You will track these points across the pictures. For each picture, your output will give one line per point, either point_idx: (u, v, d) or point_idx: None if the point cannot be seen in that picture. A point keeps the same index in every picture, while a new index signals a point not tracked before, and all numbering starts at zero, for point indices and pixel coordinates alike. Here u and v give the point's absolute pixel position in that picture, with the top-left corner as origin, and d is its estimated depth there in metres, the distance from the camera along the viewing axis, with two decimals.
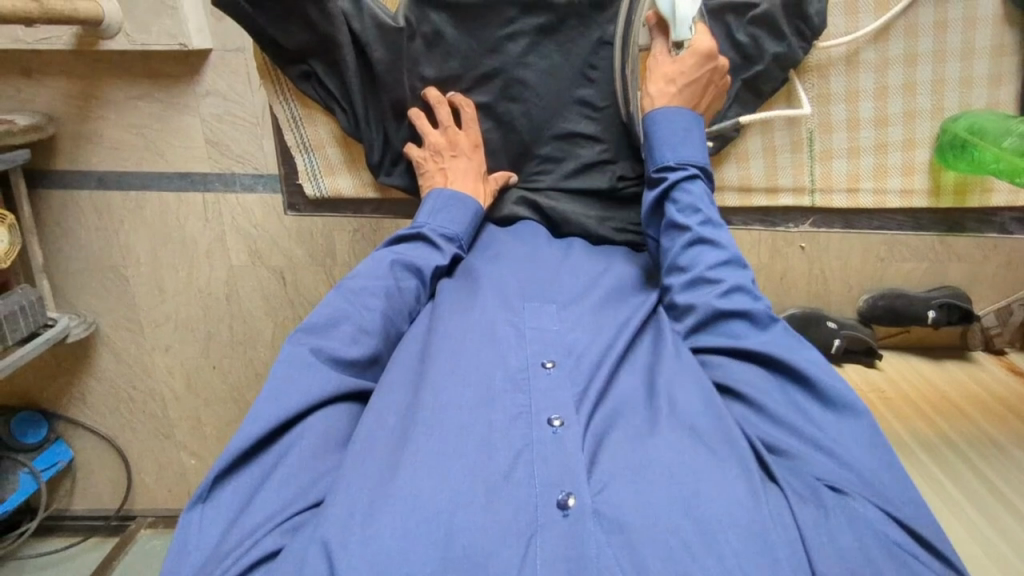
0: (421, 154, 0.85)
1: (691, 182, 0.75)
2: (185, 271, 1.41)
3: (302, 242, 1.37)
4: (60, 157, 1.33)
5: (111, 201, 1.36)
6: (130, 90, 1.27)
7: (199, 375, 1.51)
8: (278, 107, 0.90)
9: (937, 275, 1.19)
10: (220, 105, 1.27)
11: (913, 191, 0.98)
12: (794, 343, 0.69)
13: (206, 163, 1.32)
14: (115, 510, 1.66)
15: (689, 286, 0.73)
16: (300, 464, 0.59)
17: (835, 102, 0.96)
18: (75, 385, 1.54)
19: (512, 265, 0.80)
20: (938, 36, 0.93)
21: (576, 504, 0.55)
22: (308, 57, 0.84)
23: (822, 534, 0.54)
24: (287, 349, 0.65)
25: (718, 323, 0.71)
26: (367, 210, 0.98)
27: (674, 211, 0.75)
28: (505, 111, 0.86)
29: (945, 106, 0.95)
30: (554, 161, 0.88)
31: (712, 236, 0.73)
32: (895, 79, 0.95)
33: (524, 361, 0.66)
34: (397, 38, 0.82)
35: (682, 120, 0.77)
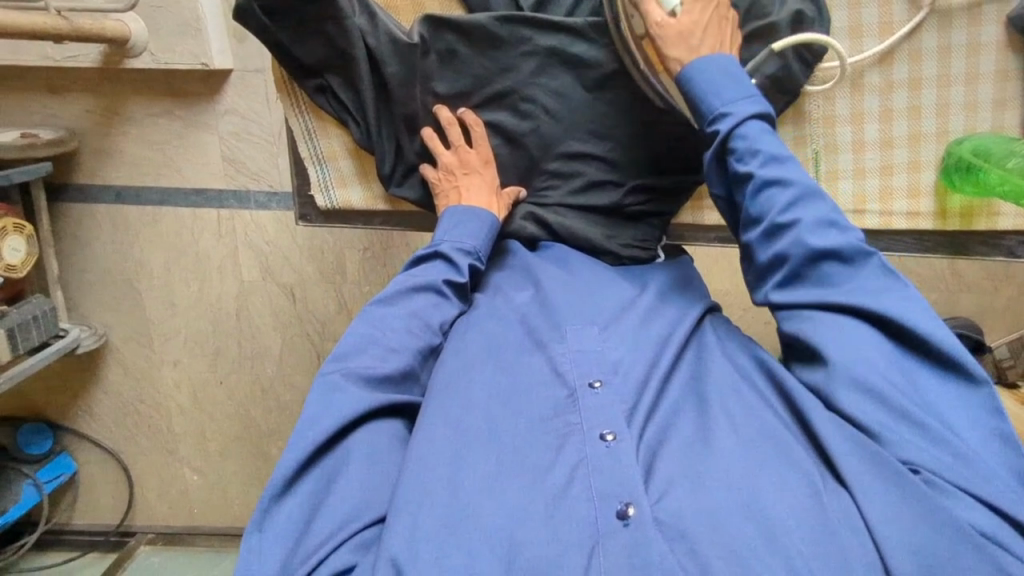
0: (434, 175, 0.85)
1: (753, 117, 0.70)
2: (197, 284, 1.43)
3: (313, 259, 1.40)
4: (81, 170, 1.36)
5: (127, 215, 1.38)
6: (151, 107, 1.31)
7: (206, 390, 1.51)
8: (293, 120, 0.90)
9: (949, 306, 1.25)
10: (238, 123, 1.31)
11: (919, 214, 0.92)
12: (883, 285, 0.65)
13: (223, 179, 1.35)
14: (115, 525, 1.64)
15: (766, 236, 0.69)
16: (356, 480, 0.59)
17: (839, 126, 0.91)
18: (83, 396, 1.55)
19: (554, 284, 0.80)
20: (940, 61, 0.88)
21: (636, 512, 0.56)
22: (324, 70, 0.85)
23: (890, 517, 0.55)
24: (322, 378, 0.65)
25: (801, 262, 0.67)
26: (377, 221, 0.96)
27: (735, 161, 0.71)
28: (515, 128, 0.86)
29: (950, 130, 0.90)
30: (563, 176, 0.87)
31: (783, 175, 0.69)
32: (898, 103, 0.90)
33: (570, 384, 0.67)
34: (412, 55, 0.83)
35: (731, 66, 0.72)
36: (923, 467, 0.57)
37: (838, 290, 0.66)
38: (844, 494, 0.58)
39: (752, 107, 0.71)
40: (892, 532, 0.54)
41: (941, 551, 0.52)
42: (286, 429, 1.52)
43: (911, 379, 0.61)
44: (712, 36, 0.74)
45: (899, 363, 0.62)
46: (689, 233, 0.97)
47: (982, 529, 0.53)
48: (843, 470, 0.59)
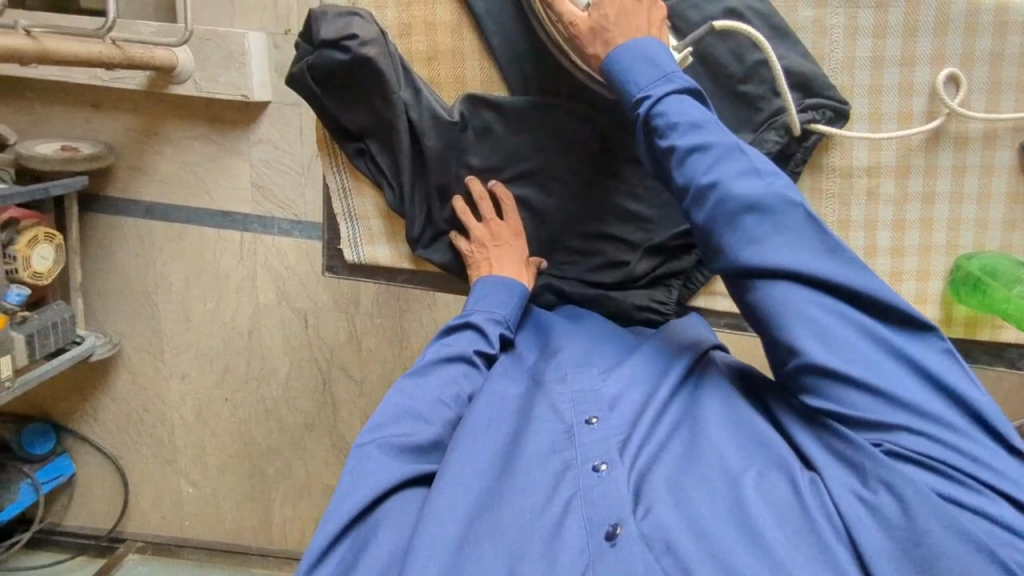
0: (467, 247, 0.87)
1: (668, 95, 0.69)
2: (214, 303, 1.46)
3: (328, 289, 1.43)
4: (114, 183, 1.41)
5: (154, 230, 1.42)
6: (189, 130, 1.36)
7: (211, 406, 1.53)
8: (331, 178, 0.91)
9: None
10: (270, 153, 1.35)
11: (924, 319, 0.89)
12: (812, 235, 0.61)
13: (250, 204, 1.39)
14: (107, 530, 1.65)
15: (696, 204, 0.66)
16: (387, 551, 0.60)
17: (853, 230, 0.89)
18: (89, 401, 1.57)
19: (564, 334, 0.82)
20: (954, 180, 0.87)
21: (623, 532, 0.58)
22: (365, 135, 0.87)
23: (866, 512, 0.55)
24: (355, 454, 0.65)
25: (728, 220, 0.63)
26: (401, 279, 0.94)
27: (659, 138, 0.68)
28: (540, 204, 0.88)
29: (959, 244, 0.88)
30: (584, 254, 0.89)
31: (702, 140, 0.65)
32: (912, 215, 0.88)
33: (567, 419, 0.69)
34: (450, 130, 0.86)
35: (647, 49, 0.71)
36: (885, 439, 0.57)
37: (773, 245, 0.61)
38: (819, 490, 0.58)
39: (668, 85, 0.70)
40: (871, 532, 0.54)
41: (920, 538, 0.52)
42: (285, 451, 1.54)
43: (857, 336, 0.59)
44: (627, 25, 0.73)
45: (845, 324, 0.60)
46: None
47: (947, 495, 0.54)
48: (818, 464, 0.60)
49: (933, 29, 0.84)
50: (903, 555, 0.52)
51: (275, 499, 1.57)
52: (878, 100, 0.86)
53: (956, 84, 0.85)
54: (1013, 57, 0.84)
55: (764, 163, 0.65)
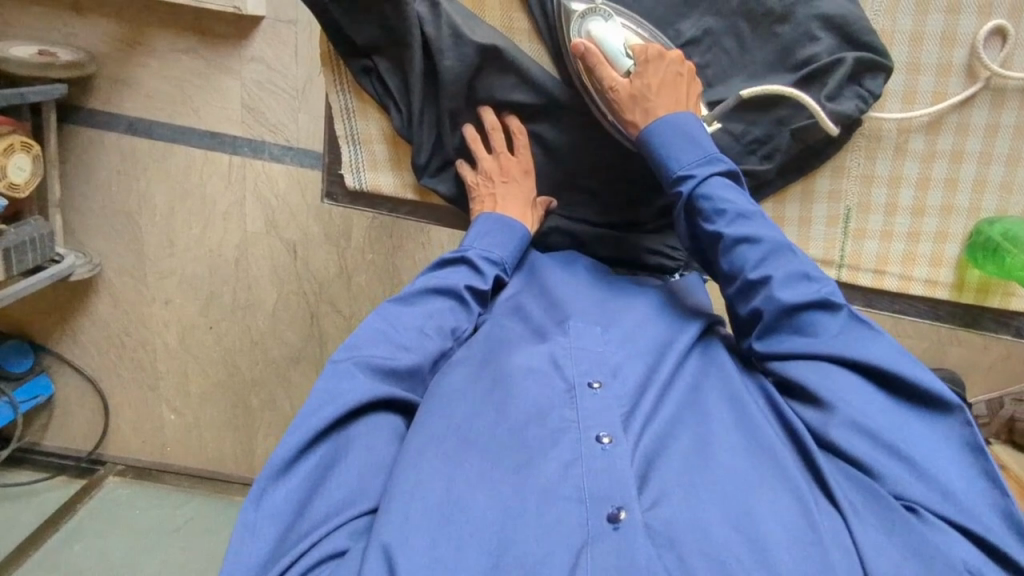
0: (473, 178, 0.83)
1: (712, 176, 0.71)
2: (200, 228, 1.41)
3: (320, 220, 1.39)
4: (95, 96, 1.33)
5: (137, 147, 1.36)
6: (176, 43, 1.28)
7: (195, 333, 1.51)
8: (333, 98, 0.86)
9: (938, 356, 1.32)
10: (262, 72, 1.29)
11: (937, 283, 0.88)
12: (858, 334, 0.65)
13: (240, 127, 1.33)
14: (87, 452, 1.64)
15: (744, 294, 0.70)
16: (353, 473, 0.59)
17: (876, 187, 0.87)
18: (68, 321, 1.54)
19: (564, 286, 0.79)
20: (985, 140, 0.85)
21: (627, 517, 0.56)
22: (373, 52, 0.81)
23: (877, 540, 0.56)
24: (332, 364, 0.64)
25: (780, 321, 0.67)
26: (403, 211, 0.91)
27: (704, 220, 0.71)
28: (554, 139, 0.83)
29: (982, 208, 0.86)
30: (595, 196, 0.86)
31: (751, 232, 0.69)
32: (938, 173, 0.86)
33: (569, 381, 0.67)
34: (469, 49, 0.78)
35: (688, 125, 0.72)
36: (916, 503, 0.58)
37: (821, 340, 0.66)
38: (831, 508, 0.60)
39: (710, 165, 0.72)
40: (875, 554, 0.55)
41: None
42: (272, 382, 1.53)
43: (897, 422, 0.61)
44: (667, 98, 0.74)
45: (885, 414, 0.62)
46: None
47: (970, 566, 0.55)
48: (838, 502, 0.59)
49: None
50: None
51: (259, 430, 1.57)
52: (918, 49, 0.83)
53: (1000, 37, 0.82)
54: None
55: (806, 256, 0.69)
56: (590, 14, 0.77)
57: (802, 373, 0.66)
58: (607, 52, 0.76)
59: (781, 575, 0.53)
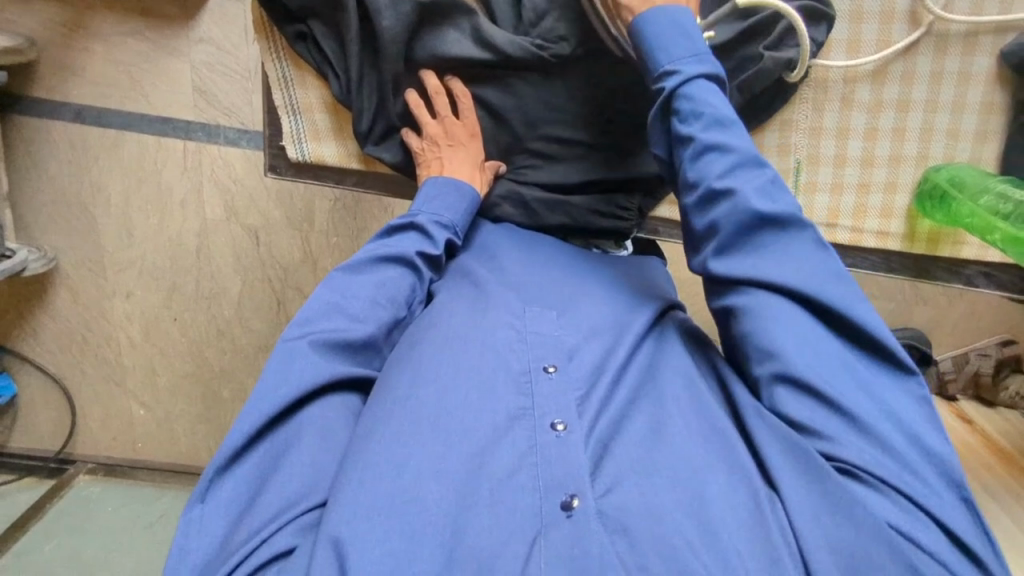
0: (418, 142, 0.81)
1: (698, 76, 0.67)
2: (157, 217, 1.37)
3: (280, 203, 1.36)
4: (38, 84, 1.29)
5: (87, 136, 1.32)
6: (120, 26, 1.24)
7: (159, 325, 1.47)
8: (269, 66, 0.84)
9: (904, 316, 1.34)
10: (213, 54, 1.25)
11: (887, 233, 0.88)
12: (817, 266, 0.62)
13: (191, 110, 1.29)
14: (55, 453, 1.60)
15: (702, 204, 0.66)
16: (304, 461, 0.56)
17: (824, 138, 0.87)
18: (27, 320, 1.50)
19: (516, 266, 0.78)
20: (930, 88, 0.85)
21: (580, 505, 0.55)
22: (308, 16, 0.80)
23: (823, 520, 0.53)
24: (280, 347, 0.62)
25: (735, 232, 0.64)
26: (350, 182, 0.89)
27: (679, 122, 0.67)
28: (500, 103, 0.82)
29: (929, 155, 0.86)
30: (544, 159, 0.84)
31: (723, 140, 0.65)
32: (884, 123, 0.87)
33: (524, 364, 0.65)
34: (408, 9, 0.77)
35: (682, 20, 0.68)
36: (852, 466, 0.55)
37: (773, 259, 0.63)
38: (775, 500, 0.57)
39: (698, 66, 0.68)
40: (819, 535, 0.52)
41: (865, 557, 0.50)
42: (241, 373, 1.50)
43: (843, 371, 0.59)
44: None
45: (833, 356, 0.60)
46: (663, 228, 0.90)
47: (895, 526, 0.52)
48: (779, 477, 0.57)
49: None
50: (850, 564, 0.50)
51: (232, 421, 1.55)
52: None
53: None
54: None
55: (776, 175, 0.65)
56: None
57: (748, 298, 0.63)
58: None
59: (730, 561, 0.52)
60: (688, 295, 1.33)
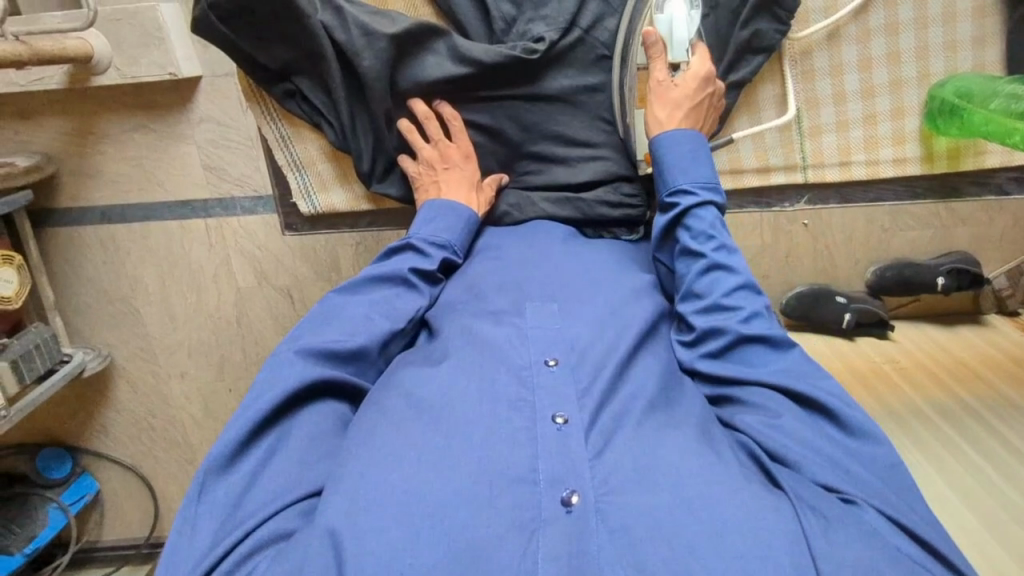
0: (416, 169, 0.84)
1: (708, 205, 0.77)
2: (195, 296, 1.43)
3: (307, 260, 1.38)
4: (63, 195, 1.36)
5: (116, 234, 1.38)
6: (124, 123, 1.29)
7: (217, 398, 1.52)
8: (267, 128, 0.91)
9: (946, 241, 1.26)
10: (215, 130, 1.29)
11: (906, 159, 1.15)
12: (806, 371, 0.69)
13: (205, 188, 1.34)
14: (145, 538, 1.67)
15: (704, 313, 0.74)
16: (296, 458, 0.61)
17: (819, 79, 1.10)
18: (95, 417, 1.56)
19: (512, 266, 0.81)
20: (916, 7, 1.06)
21: (579, 501, 0.56)
22: (292, 74, 0.83)
23: (835, 535, 0.54)
24: (279, 355, 0.66)
25: (731, 347, 0.72)
26: (362, 221, 0.98)
27: (689, 239, 0.77)
28: (496, 118, 0.85)
29: (932, 72, 1.09)
30: (546, 160, 0.87)
31: (727, 263, 0.75)
32: (878, 51, 1.09)
33: (527, 360, 0.68)
34: (388, 46, 0.79)
35: (694, 147, 0.78)
36: (852, 495, 0.58)
37: (760, 370, 0.70)
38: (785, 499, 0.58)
39: (711, 194, 0.77)
40: (834, 547, 0.53)
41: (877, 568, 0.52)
42: None
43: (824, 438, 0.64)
44: (691, 120, 0.80)
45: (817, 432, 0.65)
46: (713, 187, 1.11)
47: (906, 551, 0.55)
48: (781, 482, 0.60)
49: None
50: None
51: None
52: None
53: None
54: None
55: (769, 306, 0.74)
56: None
57: (740, 392, 0.70)
58: (666, 38, 0.80)
59: (729, 547, 0.53)
60: None
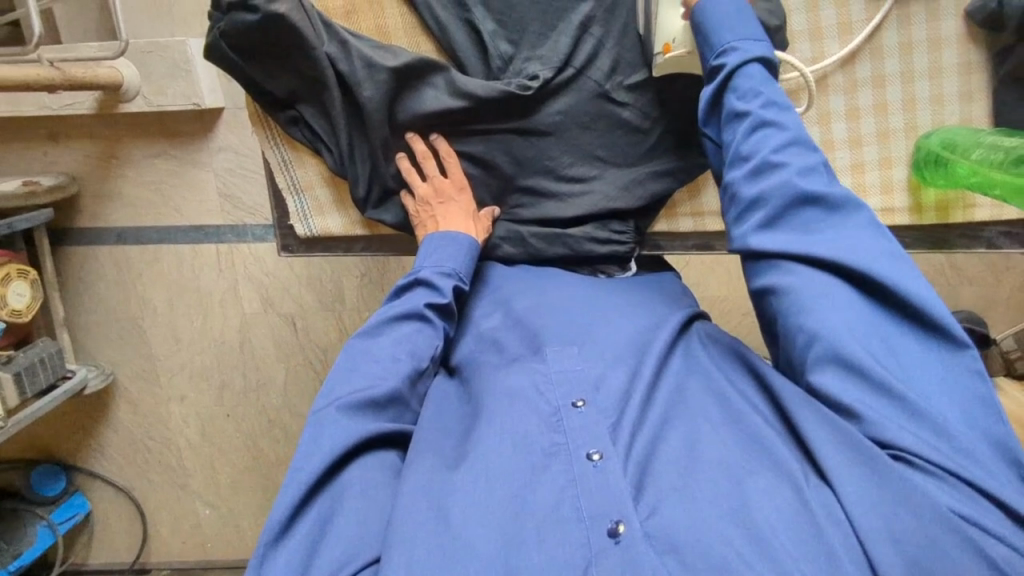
0: (415, 206, 0.86)
1: (756, 62, 0.68)
2: (200, 320, 1.45)
3: (312, 288, 1.41)
4: (82, 215, 1.40)
5: (129, 255, 1.41)
6: (148, 149, 1.34)
7: (214, 423, 1.52)
8: (269, 153, 0.91)
9: (951, 299, 1.28)
10: (232, 159, 1.33)
11: (892, 211, 0.88)
12: (868, 238, 0.61)
13: (219, 215, 1.38)
14: (131, 563, 1.65)
15: (753, 174, 0.64)
16: (352, 519, 0.58)
17: (803, 127, 0.88)
18: (93, 436, 1.57)
19: (533, 306, 0.79)
20: (903, 58, 0.86)
21: (627, 530, 0.53)
22: (296, 101, 0.86)
23: (884, 511, 0.50)
24: (313, 418, 0.64)
25: (783, 211, 0.63)
26: (359, 248, 0.97)
27: (735, 98, 0.67)
28: (488, 152, 0.86)
29: (918, 125, 0.87)
30: (537, 196, 0.88)
31: (779, 120, 0.65)
32: (864, 102, 0.87)
33: (552, 404, 0.64)
34: (388, 77, 0.82)
35: (739, 7, 0.69)
36: (911, 454, 0.52)
37: (819, 238, 0.61)
38: (825, 488, 0.54)
39: (756, 49, 0.69)
40: (874, 523, 0.50)
41: (941, 553, 0.47)
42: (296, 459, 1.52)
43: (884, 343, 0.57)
44: None
45: (878, 334, 0.58)
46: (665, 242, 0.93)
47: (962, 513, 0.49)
48: (825, 464, 0.54)
49: None
50: (917, 554, 0.48)
51: None
52: None
53: None
54: None
55: (825, 162, 0.65)
56: None
57: (790, 274, 0.61)
58: None
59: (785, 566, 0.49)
60: (720, 312, 1.31)
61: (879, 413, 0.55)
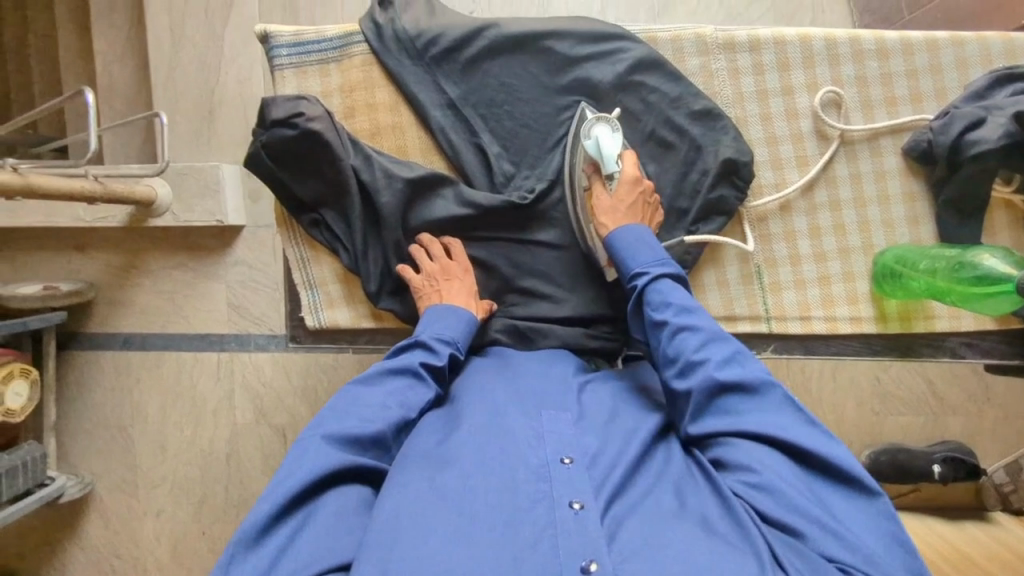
0: (417, 280, 0.91)
1: (663, 277, 0.81)
2: (191, 429, 1.44)
3: (306, 399, 1.41)
4: (92, 320, 1.45)
5: (131, 361, 1.44)
6: (167, 261, 1.42)
7: (187, 541, 1.45)
8: (289, 250, 0.99)
9: (937, 429, 1.30)
10: (246, 273, 1.42)
11: (861, 318, 1.01)
12: (786, 418, 0.70)
13: (226, 325, 1.43)
14: None
15: (684, 372, 0.74)
16: (322, 532, 0.61)
17: (775, 242, 1.01)
18: (58, 552, 1.49)
19: (528, 375, 0.84)
20: (854, 187, 1.00)
21: (598, 569, 0.56)
22: (320, 206, 0.95)
23: None
24: (302, 440, 0.68)
25: (714, 399, 0.72)
26: (362, 340, 1.04)
27: (652, 310, 0.79)
28: (490, 255, 0.96)
29: (874, 244, 1.00)
30: (532, 295, 0.96)
31: (692, 323, 0.76)
32: (824, 222, 1.01)
33: (544, 456, 0.68)
34: (405, 186, 0.92)
35: (643, 235, 0.85)
36: (849, 564, 0.58)
37: (745, 421, 0.70)
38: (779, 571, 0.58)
39: (665, 267, 0.82)
40: None
41: None
42: None
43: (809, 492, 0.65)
44: (634, 214, 0.88)
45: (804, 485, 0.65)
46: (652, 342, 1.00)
47: None
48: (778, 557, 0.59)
49: (806, 88, 1.00)
50: None
51: None
52: (770, 126, 1.00)
53: (835, 104, 0.99)
54: (875, 79, 0.99)
55: (743, 349, 0.75)
56: (603, 119, 0.92)
57: (724, 449, 0.70)
58: (597, 156, 0.91)
59: None
60: None
61: (816, 534, 0.60)
